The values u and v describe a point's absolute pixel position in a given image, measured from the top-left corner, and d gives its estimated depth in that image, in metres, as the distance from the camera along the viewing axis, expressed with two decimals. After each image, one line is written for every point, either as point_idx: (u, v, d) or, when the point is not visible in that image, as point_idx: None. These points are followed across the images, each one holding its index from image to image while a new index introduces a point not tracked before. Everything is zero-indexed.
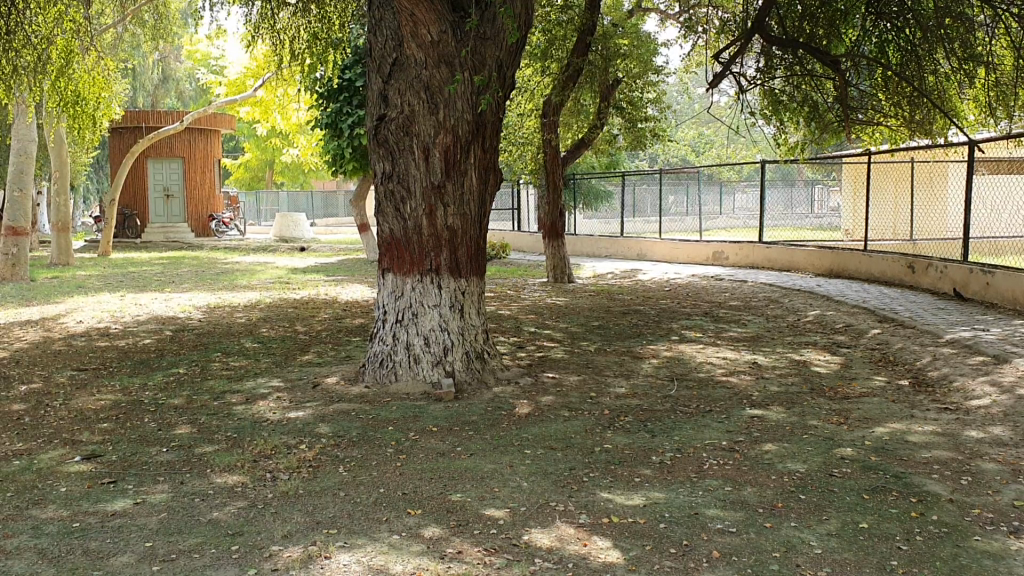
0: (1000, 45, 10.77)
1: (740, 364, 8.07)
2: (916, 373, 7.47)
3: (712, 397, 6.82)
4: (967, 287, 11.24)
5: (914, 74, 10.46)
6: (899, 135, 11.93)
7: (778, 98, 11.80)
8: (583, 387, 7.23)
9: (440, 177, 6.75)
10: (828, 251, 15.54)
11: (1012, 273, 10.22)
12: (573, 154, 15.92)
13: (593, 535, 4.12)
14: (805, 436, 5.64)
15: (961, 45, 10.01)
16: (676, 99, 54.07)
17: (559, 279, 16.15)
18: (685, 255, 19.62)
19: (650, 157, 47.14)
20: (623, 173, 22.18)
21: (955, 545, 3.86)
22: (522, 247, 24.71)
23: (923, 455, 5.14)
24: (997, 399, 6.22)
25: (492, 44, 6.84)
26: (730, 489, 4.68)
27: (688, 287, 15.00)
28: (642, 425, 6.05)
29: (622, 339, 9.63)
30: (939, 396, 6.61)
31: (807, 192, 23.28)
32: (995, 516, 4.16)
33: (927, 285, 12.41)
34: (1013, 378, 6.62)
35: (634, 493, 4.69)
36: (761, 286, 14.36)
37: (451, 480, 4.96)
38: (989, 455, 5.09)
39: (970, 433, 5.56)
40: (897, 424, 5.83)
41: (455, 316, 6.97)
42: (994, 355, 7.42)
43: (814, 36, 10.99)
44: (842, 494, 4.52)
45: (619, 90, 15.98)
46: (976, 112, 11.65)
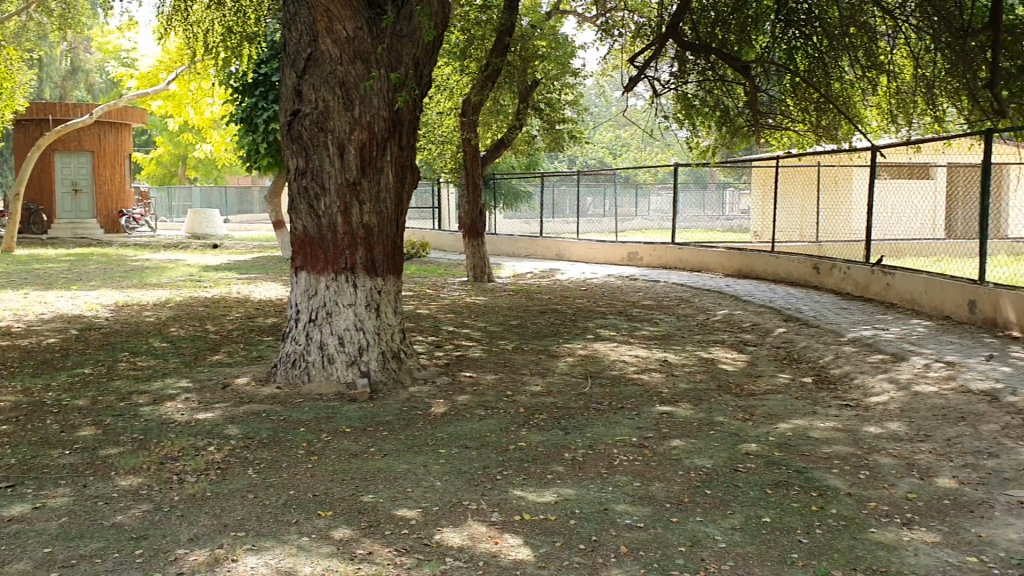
0: (900, 54, 11.29)
1: (652, 362, 8.22)
2: (819, 370, 7.69)
3: (624, 395, 6.92)
4: (869, 288, 11.63)
5: (821, 81, 10.82)
6: (806, 140, 12.45)
7: (691, 102, 12.10)
8: (499, 385, 7.25)
9: (357, 174, 6.70)
10: (737, 252, 15.92)
11: (908, 275, 10.59)
12: (493, 155, 16.01)
13: (504, 533, 4.14)
14: (712, 432, 5.77)
15: (864, 55, 10.40)
16: (594, 102, 54.58)
17: (478, 279, 16.17)
18: (601, 255, 19.86)
19: (569, 158, 47.42)
20: (543, 173, 22.32)
21: (852, 537, 3.98)
22: (440, 246, 24.72)
23: (823, 450, 5.30)
24: (894, 396, 6.45)
25: (409, 42, 6.89)
26: (639, 484, 4.76)
27: (603, 287, 15.23)
28: (556, 423, 6.10)
29: (538, 338, 9.70)
30: (840, 393, 6.82)
31: (720, 195, 23.76)
32: (890, 509, 4.31)
33: (831, 286, 12.80)
34: (910, 376, 6.88)
35: (546, 490, 4.72)
36: (674, 286, 14.62)
37: (363, 482, 4.92)
38: (884, 450, 5.27)
39: (868, 428, 5.75)
40: (800, 420, 6.01)
41: (371, 315, 6.93)
42: (892, 353, 7.70)
43: (726, 42, 11.31)
44: (746, 489, 4.64)
45: (538, 91, 16.16)
46: (878, 118, 12.20)
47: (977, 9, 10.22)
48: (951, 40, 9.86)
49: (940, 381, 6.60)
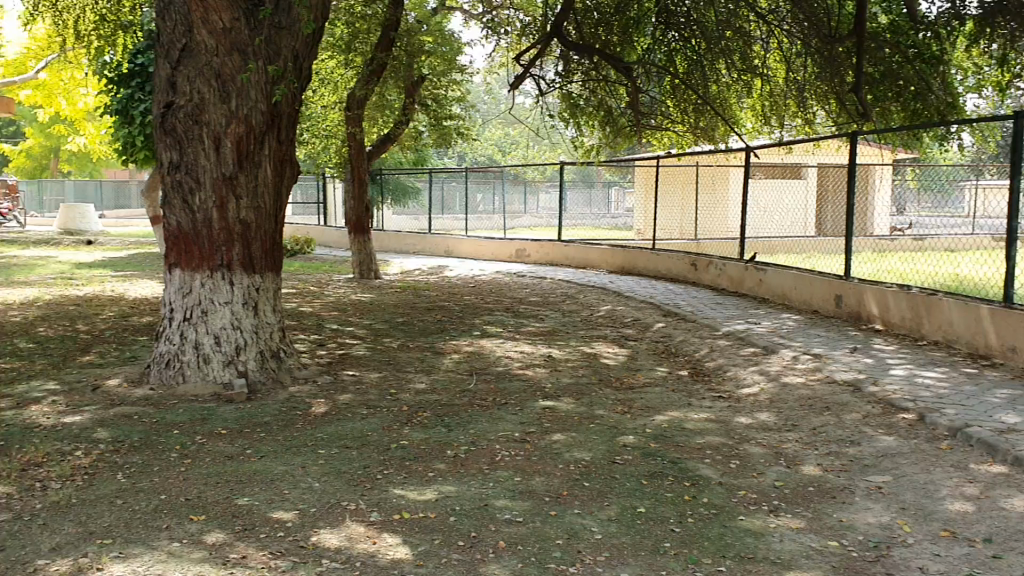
0: (774, 58, 11.72)
1: (536, 358, 8.29)
2: (696, 364, 7.91)
3: (507, 390, 6.96)
4: (743, 284, 12.02)
5: (699, 83, 11.15)
6: (686, 141, 12.81)
7: (576, 102, 12.28)
8: (381, 383, 7.19)
9: (233, 169, 6.53)
10: (620, 249, 16.22)
11: (780, 271, 10.98)
12: (379, 150, 15.86)
13: (383, 532, 4.10)
14: (592, 425, 5.86)
15: (740, 58, 10.76)
16: (483, 99, 54.69)
17: (364, 276, 16.00)
18: (488, 252, 19.92)
19: (459, 155, 47.39)
20: (430, 170, 22.25)
21: (722, 525, 4.10)
22: (327, 242, 24.35)
23: (697, 441, 5.45)
24: (765, 387, 6.69)
25: (288, 34, 6.74)
26: (519, 479, 4.79)
27: (491, 283, 15.28)
28: (438, 420, 6.09)
29: (424, 335, 9.66)
30: (715, 385, 7.03)
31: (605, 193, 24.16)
32: (758, 497, 4.46)
33: (708, 282, 13.17)
34: (779, 368, 7.14)
35: (426, 488, 4.70)
36: (560, 282, 14.78)
37: (238, 484, 4.80)
38: (755, 440, 5.45)
39: (740, 419, 5.94)
40: (676, 412, 6.17)
41: (248, 314, 6.77)
42: (764, 346, 7.98)
43: (609, 44, 11.51)
44: (623, 480, 4.72)
45: (424, 87, 16.03)
46: (753, 120, 12.65)
47: (844, 16, 10.70)
48: (820, 45, 10.30)
49: (807, 372, 6.87)
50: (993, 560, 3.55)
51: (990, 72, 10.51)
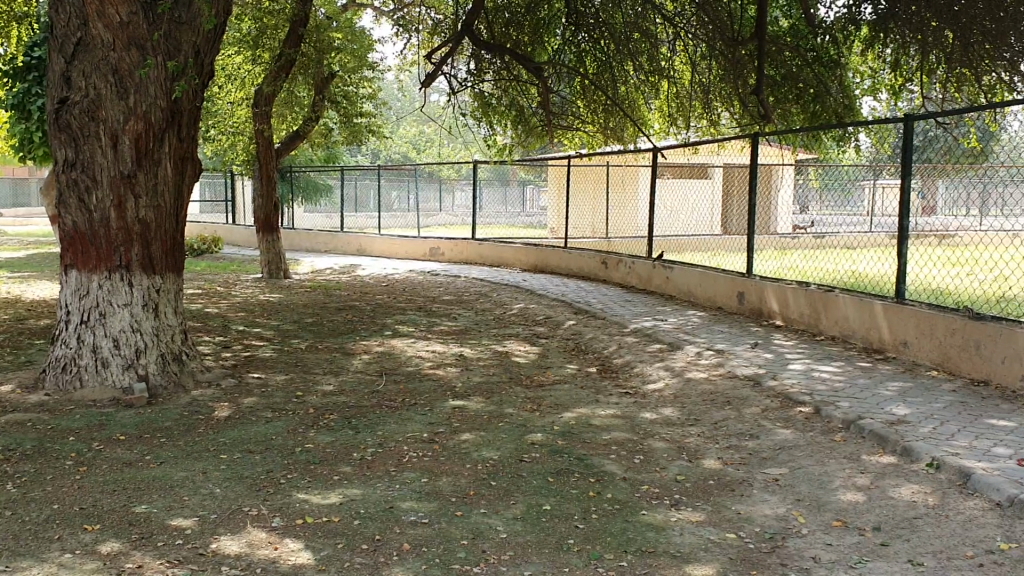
0: (680, 60, 11.96)
1: (446, 357, 8.28)
2: (604, 360, 8.01)
3: (416, 390, 6.93)
4: (651, 282, 12.22)
5: (609, 84, 11.30)
6: (596, 141, 12.99)
7: (488, 101, 12.33)
8: (288, 386, 7.07)
9: (131, 167, 6.35)
10: (533, 248, 16.32)
11: (686, 269, 11.20)
12: (288, 148, 15.60)
13: (285, 537, 4.04)
14: (500, 423, 5.88)
15: (648, 59, 10.93)
16: (396, 97, 54.31)
17: (273, 275, 15.72)
18: (402, 250, 19.79)
19: (372, 153, 46.95)
20: (342, 168, 22.01)
21: (625, 521, 4.16)
22: (236, 241, 23.85)
23: (603, 437, 5.52)
24: (670, 383, 6.81)
25: (188, 29, 6.57)
26: (426, 480, 4.78)
27: (404, 282, 15.19)
28: (346, 422, 6.03)
29: (333, 336, 9.54)
30: (622, 381, 7.13)
31: (520, 191, 24.27)
32: (660, 491, 4.54)
33: (618, 280, 13.35)
34: (684, 364, 7.29)
35: (331, 491, 4.64)
36: (473, 281, 14.79)
37: (136, 492, 4.66)
38: (659, 435, 5.55)
39: (645, 415, 6.04)
40: (583, 409, 6.23)
41: (148, 316, 6.58)
42: (670, 343, 8.13)
43: (519, 43, 11.57)
44: (529, 478, 4.75)
45: (334, 83, 15.76)
46: (661, 121, 12.89)
47: (747, 19, 10.97)
48: (724, 48, 10.54)
49: (711, 368, 7.02)
50: (881, 547, 3.68)
51: (884, 76, 10.93)
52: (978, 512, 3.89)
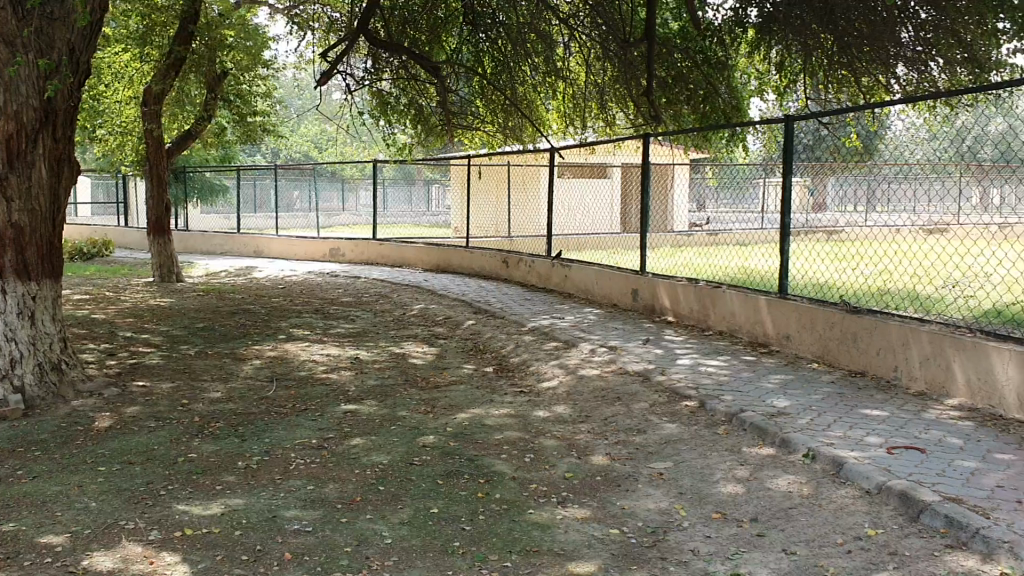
0: (576, 60, 12.08)
1: (341, 360, 8.17)
2: (500, 360, 8.03)
3: (308, 395, 6.81)
4: (551, 279, 12.31)
5: (507, 84, 11.34)
6: (495, 140, 13.03)
7: (386, 100, 12.22)
8: (175, 394, 6.87)
9: (2, 169, 6.06)
10: (434, 248, 16.26)
11: (583, 266, 11.32)
12: (181, 147, 15.17)
13: (161, 551, 3.91)
14: (392, 427, 5.83)
15: (544, 59, 11.00)
16: (296, 96, 53.40)
17: (166, 279, 15.24)
18: (301, 250, 19.46)
19: (272, 152, 46.04)
20: (239, 167, 21.52)
21: (512, 521, 4.16)
22: (129, 243, 23.10)
23: (495, 437, 5.52)
24: (563, 380, 6.87)
25: (61, 26, 6.30)
26: (312, 487, 4.70)
27: (303, 284, 14.93)
28: (233, 430, 5.88)
29: (226, 340, 9.32)
30: (517, 380, 7.16)
31: (425, 190, 24.16)
32: (548, 490, 4.56)
33: (519, 279, 13.40)
34: (578, 361, 7.36)
35: (213, 501, 4.52)
36: (373, 281, 14.65)
37: (5, 510, 4.45)
38: (550, 433, 5.58)
39: (538, 413, 6.07)
40: (476, 410, 6.23)
41: (24, 325, 6.29)
42: (566, 341, 8.19)
43: (416, 42, 11.48)
44: (418, 481, 4.72)
45: (228, 82, 15.40)
46: (559, 121, 13.01)
47: (640, 21, 11.13)
48: (617, 50, 10.69)
49: (604, 365, 7.11)
50: (757, 538, 3.78)
51: (770, 78, 11.31)
52: (849, 500, 4.03)
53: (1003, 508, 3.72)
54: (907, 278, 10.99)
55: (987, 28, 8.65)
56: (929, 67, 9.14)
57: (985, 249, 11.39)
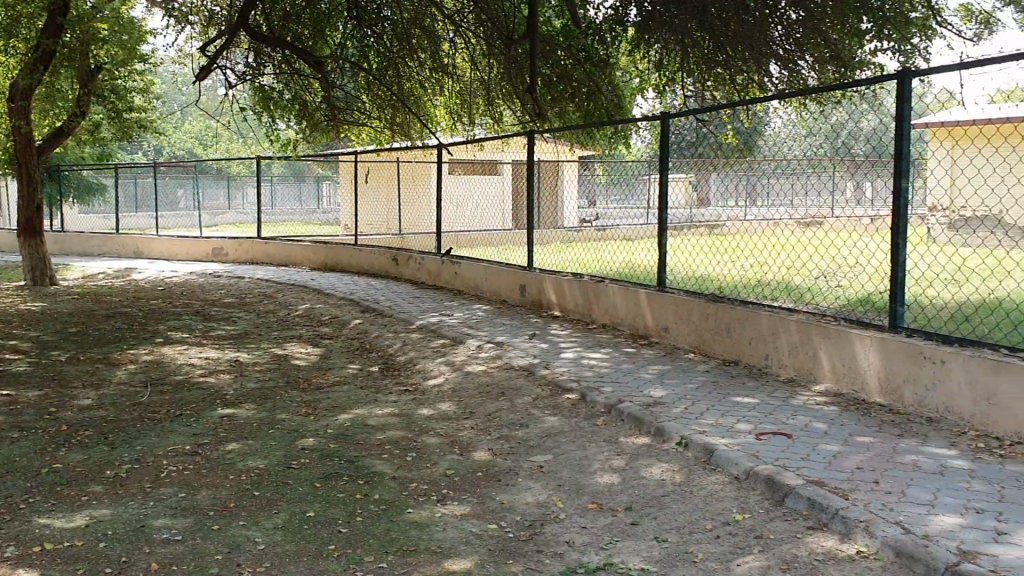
0: (462, 57, 12.07)
1: (221, 363, 7.95)
2: (386, 358, 7.95)
3: (185, 400, 6.60)
4: (440, 277, 12.27)
5: (393, 80, 11.25)
6: (382, 136, 12.93)
7: (269, 95, 12.09)
8: (42, 402, 6.55)
9: None
10: (322, 246, 16.02)
11: (472, 263, 11.33)
12: (52, 144, 14.52)
13: (17, 568, 3.72)
14: (271, 430, 5.70)
15: (429, 55, 10.92)
16: (178, 94, 51.81)
17: (38, 282, 14.51)
18: (183, 251, 18.88)
19: (153, 150, 44.52)
20: (117, 165, 20.72)
21: (390, 520, 4.12)
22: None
23: (377, 437, 5.46)
24: (448, 377, 6.85)
25: None
26: (184, 494, 4.55)
27: (184, 285, 14.48)
28: (102, 438, 5.65)
29: (99, 345, 8.95)
30: (402, 379, 7.10)
31: (313, 188, 23.82)
32: (429, 488, 4.53)
33: (408, 276, 13.31)
34: (463, 358, 7.35)
35: (77, 513, 4.33)
36: (258, 281, 14.32)
37: None
38: (433, 431, 5.55)
39: (422, 411, 6.04)
40: (359, 410, 6.15)
41: None
42: (452, 337, 8.18)
43: (300, 37, 11.26)
44: (295, 485, 4.63)
45: (102, 76, 14.81)
46: (447, 117, 12.99)
47: (524, 18, 11.18)
48: (502, 47, 10.73)
49: (489, 361, 7.12)
50: (631, 526, 3.84)
51: (650, 77, 11.56)
52: (719, 486, 4.14)
53: (860, 488, 3.88)
54: (782, 270, 11.36)
55: (850, 28, 9.04)
56: (798, 67, 9.49)
57: (854, 241, 11.87)
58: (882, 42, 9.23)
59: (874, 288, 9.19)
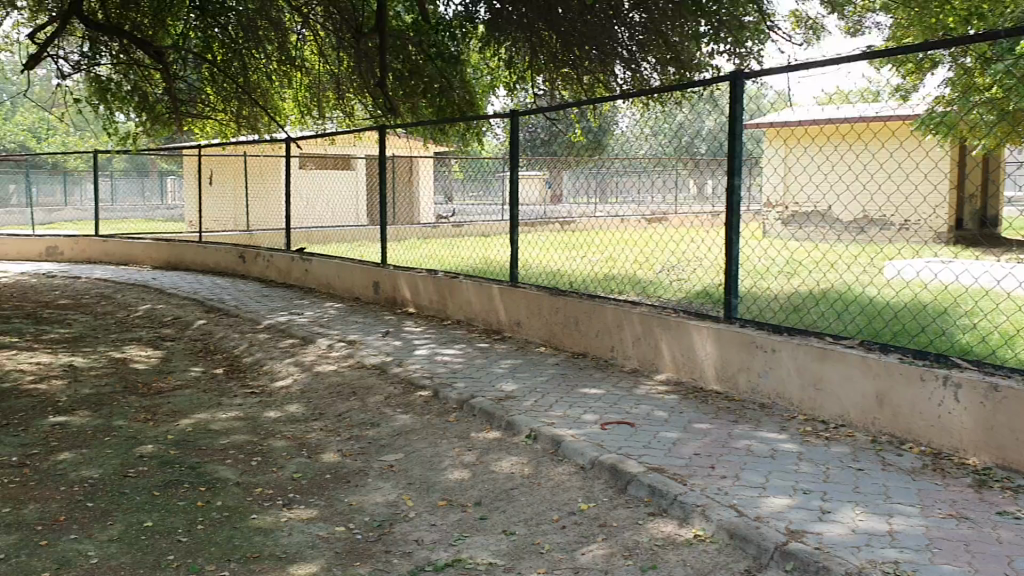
0: (310, 50, 11.84)
1: (53, 368, 7.51)
2: (232, 360, 7.71)
3: (11, 409, 6.20)
4: (290, 275, 12.00)
5: (238, 72, 10.92)
6: (228, 129, 12.55)
7: (106, 86, 11.49)
8: None
9: None
10: (165, 243, 15.40)
11: (323, 260, 11.13)
12: None
13: None
14: (106, 438, 5.43)
15: (276, 46, 10.64)
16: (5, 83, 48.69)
17: None
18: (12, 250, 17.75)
19: None
20: None
21: (233, 527, 3.99)
22: None
23: (220, 442, 5.29)
24: (297, 378, 6.70)
25: None
26: (7, 510, 4.27)
27: (12, 286, 13.61)
28: None
29: None
30: (249, 380, 6.90)
31: (156, 184, 22.88)
32: (274, 492, 4.42)
33: (257, 274, 12.96)
34: (312, 358, 7.21)
35: None
36: (95, 281, 13.62)
37: None
38: (280, 433, 5.42)
39: (268, 413, 5.88)
40: (202, 414, 5.94)
41: None
42: (302, 337, 8.01)
43: (139, 25, 10.77)
44: (132, 495, 4.42)
45: None
46: (297, 111, 12.72)
47: (373, 12, 11.06)
48: (352, 41, 10.59)
49: (338, 360, 7.01)
50: (479, 522, 3.86)
51: (500, 74, 11.67)
52: (565, 477, 4.21)
53: (698, 473, 4.03)
54: (630, 265, 11.67)
55: (690, 31, 9.37)
56: (641, 67, 9.77)
57: (696, 235, 12.30)
58: (719, 45, 9.61)
59: (714, 280, 9.56)
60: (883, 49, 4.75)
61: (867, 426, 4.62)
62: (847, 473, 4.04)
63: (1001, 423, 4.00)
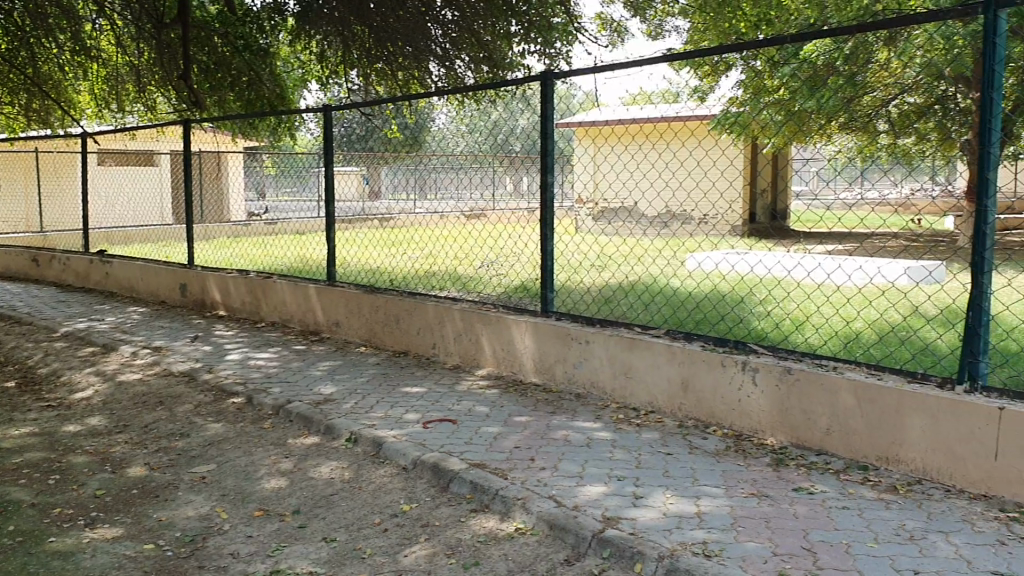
0: (106, 39, 11.17)
1: None
2: (25, 372, 7.15)
3: None
4: (89, 278, 11.28)
5: (25, 61, 10.15)
6: (16, 122, 11.65)
7: None
8: None
9: None
10: None
11: (126, 262, 10.53)
12: None
13: None
14: None
15: (68, 34, 9.92)
16: None
17: None
18: None
19: None
20: None
21: (28, 553, 3.70)
22: None
23: (12, 462, 4.89)
24: (98, 389, 6.30)
25: None
26: None
27: None
28: None
29: None
30: (44, 394, 6.42)
31: None
32: (75, 512, 4.14)
33: (51, 278, 12.10)
34: (116, 367, 6.80)
35: None
36: None
37: None
38: (80, 449, 5.08)
39: (67, 428, 5.50)
40: None
41: None
42: (104, 344, 7.54)
43: None
44: None
45: None
46: (93, 103, 11.99)
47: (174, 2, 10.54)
48: (152, 31, 10.05)
49: (145, 368, 6.65)
50: (298, 530, 3.75)
51: (313, 68, 11.42)
52: (386, 479, 4.17)
53: (518, 467, 4.09)
54: (449, 262, 11.71)
55: (501, 30, 9.48)
56: (455, 65, 9.77)
57: (512, 232, 12.49)
58: (529, 45, 9.78)
59: (531, 275, 9.73)
60: (682, 52, 4.98)
61: (675, 411, 4.83)
62: (657, 458, 4.21)
63: (792, 404, 4.29)
